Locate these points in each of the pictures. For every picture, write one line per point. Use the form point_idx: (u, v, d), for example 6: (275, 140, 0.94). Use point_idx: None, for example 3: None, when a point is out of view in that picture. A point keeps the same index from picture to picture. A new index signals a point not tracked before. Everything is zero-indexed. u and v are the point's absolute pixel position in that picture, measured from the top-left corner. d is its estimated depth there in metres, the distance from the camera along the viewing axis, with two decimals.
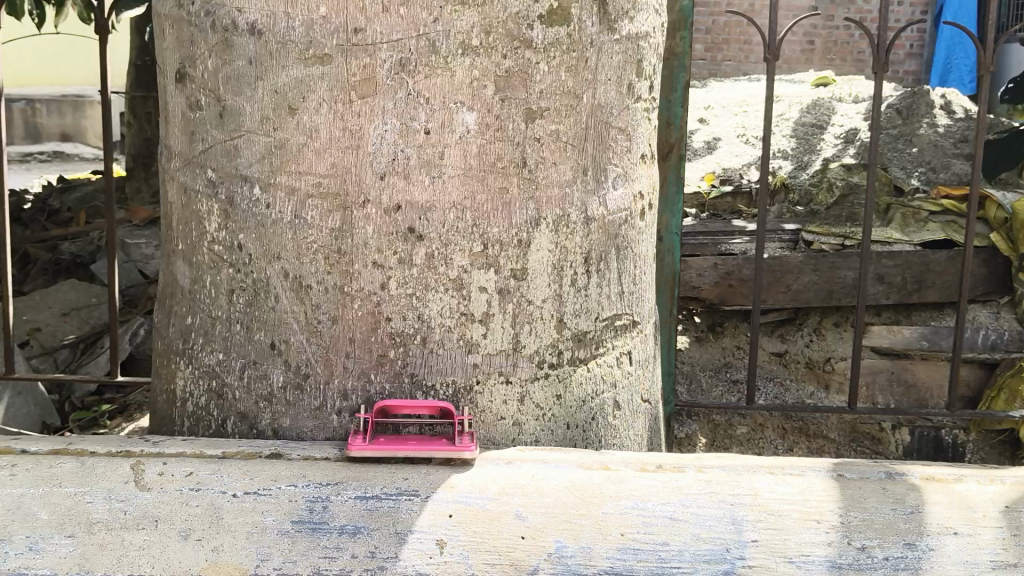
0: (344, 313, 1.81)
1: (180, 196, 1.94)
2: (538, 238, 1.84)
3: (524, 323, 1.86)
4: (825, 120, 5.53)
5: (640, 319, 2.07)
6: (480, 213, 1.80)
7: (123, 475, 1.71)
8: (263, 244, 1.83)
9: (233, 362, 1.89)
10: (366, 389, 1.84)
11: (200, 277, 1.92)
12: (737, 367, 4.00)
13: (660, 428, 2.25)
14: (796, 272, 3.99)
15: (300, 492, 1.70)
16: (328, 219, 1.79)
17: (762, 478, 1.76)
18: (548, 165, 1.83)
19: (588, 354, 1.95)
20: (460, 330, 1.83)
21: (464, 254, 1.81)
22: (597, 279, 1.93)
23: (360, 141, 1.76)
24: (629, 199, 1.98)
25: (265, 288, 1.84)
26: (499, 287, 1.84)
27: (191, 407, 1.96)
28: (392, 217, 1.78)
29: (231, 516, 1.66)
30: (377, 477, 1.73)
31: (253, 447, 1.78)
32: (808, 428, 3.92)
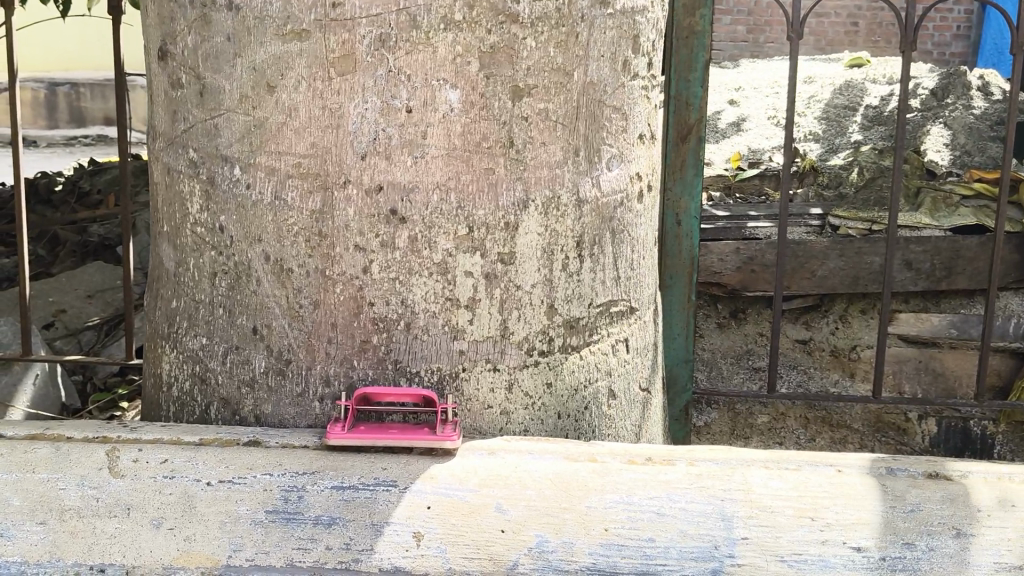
0: (325, 297, 1.76)
1: (164, 177, 1.90)
2: (526, 221, 1.77)
3: (512, 309, 1.80)
4: (857, 101, 5.39)
5: (637, 305, 2.00)
6: (464, 195, 1.74)
7: (97, 462, 1.68)
8: (244, 226, 1.78)
9: (216, 346, 1.85)
10: (348, 376, 1.79)
11: (183, 260, 1.88)
12: (760, 354, 3.91)
13: (661, 418, 2.18)
14: (822, 257, 3.87)
15: (275, 481, 1.65)
16: (309, 201, 1.74)
17: (756, 473, 1.68)
18: (536, 145, 1.76)
19: (581, 342, 1.88)
20: (445, 315, 1.77)
21: (449, 236, 1.75)
22: (590, 264, 1.86)
23: (340, 120, 1.71)
24: (625, 180, 1.90)
25: (247, 271, 1.79)
26: (485, 271, 1.77)
27: (176, 392, 1.93)
28: (374, 198, 1.73)
29: (204, 505, 1.62)
30: (355, 467, 1.67)
31: (232, 435, 1.74)
32: (831, 417, 3.82)
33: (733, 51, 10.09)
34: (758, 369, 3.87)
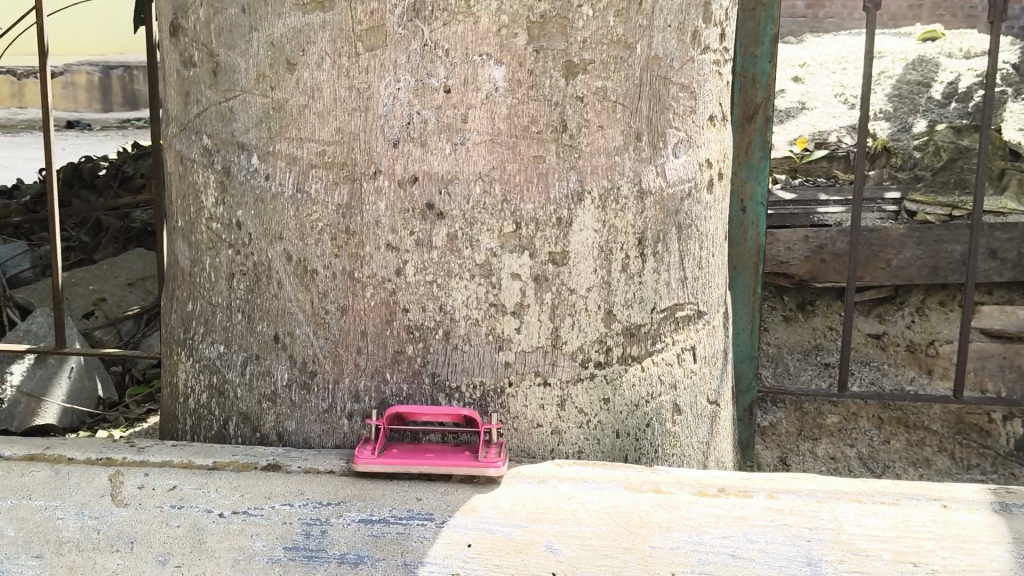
0: (354, 303, 1.56)
1: (177, 166, 1.72)
2: (580, 216, 1.55)
3: (564, 316, 1.58)
4: (931, 76, 5.05)
5: (705, 308, 1.78)
6: (510, 186, 1.53)
7: (99, 488, 1.51)
8: (263, 221, 1.59)
9: (234, 356, 1.66)
10: (380, 391, 1.58)
11: (199, 258, 1.69)
12: (829, 349, 3.62)
13: (731, 435, 1.95)
14: (898, 245, 3.60)
15: (296, 513, 1.46)
16: (335, 193, 1.54)
17: (848, 508, 1.45)
18: (592, 129, 1.53)
19: (642, 351, 1.66)
20: (489, 322, 1.56)
21: (494, 234, 1.54)
22: (653, 263, 1.64)
23: (369, 102, 1.51)
24: (694, 167, 1.68)
25: (267, 273, 1.60)
26: (535, 273, 1.56)
27: (192, 404, 1.74)
28: (408, 191, 1.52)
29: (215, 540, 1.43)
30: (387, 497, 1.47)
31: (250, 457, 1.56)
32: (907, 418, 3.54)
33: (793, 27, 9.70)
34: (828, 365, 3.57)
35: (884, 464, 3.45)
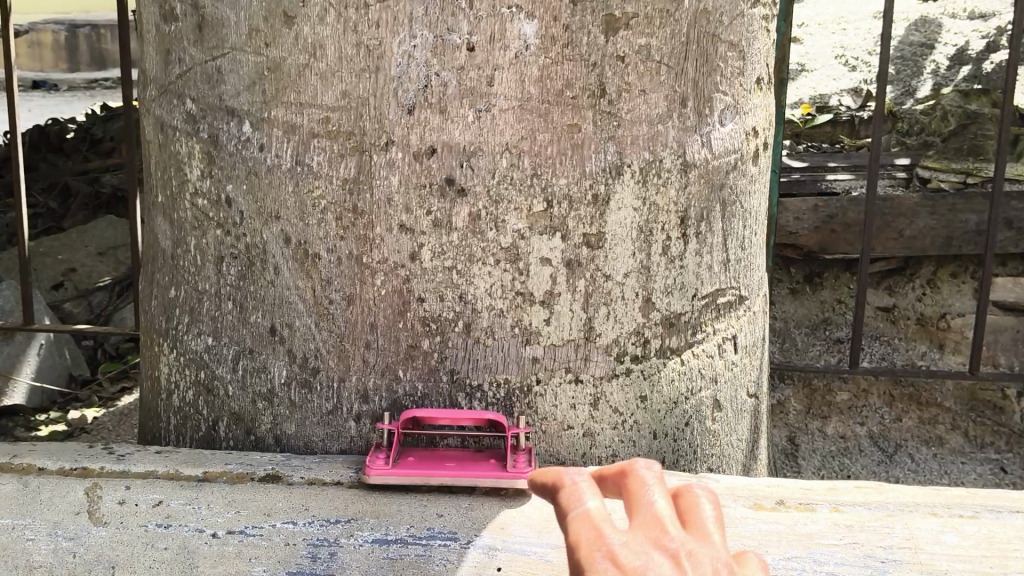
0: (362, 291, 1.38)
1: (157, 134, 1.52)
2: (619, 193, 1.37)
3: (599, 305, 1.41)
4: (934, 37, 4.71)
5: (747, 292, 1.60)
6: (541, 160, 1.34)
7: (73, 504, 1.33)
8: (256, 198, 1.40)
9: (224, 349, 1.48)
10: (392, 391, 1.41)
11: (182, 239, 1.50)
12: (838, 324, 3.42)
13: (766, 433, 1.77)
14: (910, 215, 3.37)
15: (300, 533, 1.29)
16: (340, 166, 1.35)
17: (924, 524, 1.29)
18: (634, 94, 1.35)
19: (682, 342, 1.48)
20: (516, 313, 1.39)
21: (522, 214, 1.35)
22: (695, 245, 1.46)
23: (380, 62, 1.32)
24: (740, 136, 1.49)
25: (261, 256, 1.41)
26: (567, 258, 1.38)
27: (176, 402, 1.56)
28: (425, 163, 1.34)
29: (208, 565, 1.26)
30: (403, 514, 1.30)
31: (245, 467, 1.39)
32: (919, 395, 3.32)
33: None
34: (838, 340, 3.37)
35: (895, 443, 3.21)
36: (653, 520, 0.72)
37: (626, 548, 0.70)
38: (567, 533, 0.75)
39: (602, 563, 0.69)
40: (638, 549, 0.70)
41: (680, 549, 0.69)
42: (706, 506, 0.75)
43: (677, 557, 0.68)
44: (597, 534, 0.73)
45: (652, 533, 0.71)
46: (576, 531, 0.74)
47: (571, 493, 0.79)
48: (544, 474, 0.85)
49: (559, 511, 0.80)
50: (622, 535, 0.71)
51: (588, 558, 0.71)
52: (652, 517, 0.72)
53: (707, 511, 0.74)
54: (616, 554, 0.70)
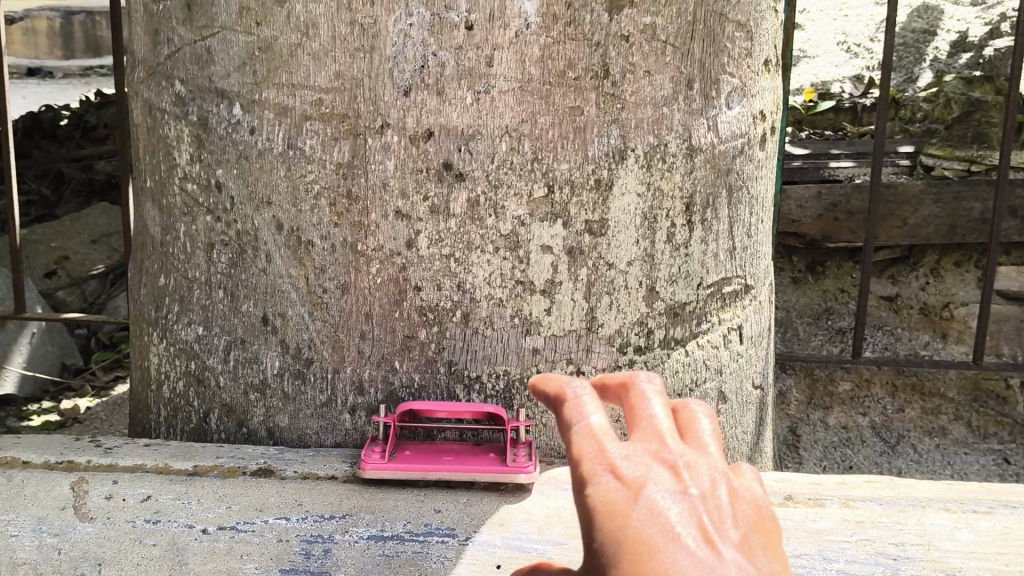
0: (357, 280, 1.33)
1: (145, 117, 1.47)
2: (622, 178, 1.33)
3: (601, 294, 1.36)
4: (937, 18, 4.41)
5: (753, 282, 1.55)
6: (542, 144, 1.30)
7: (59, 499, 1.29)
8: (247, 183, 1.35)
9: (215, 339, 1.43)
10: (388, 383, 1.36)
11: (171, 225, 1.45)
12: (841, 313, 3.35)
13: (771, 426, 1.72)
14: (915, 202, 3.32)
15: (293, 529, 1.24)
16: (334, 150, 1.31)
17: (937, 520, 1.25)
18: (638, 75, 1.30)
19: (687, 333, 1.44)
20: (516, 303, 1.34)
21: (522, 200, 1.31)
22: (701, 232, 1.41)
23: (375, 41, 1.27)
24: (747, 120, 1.44)
25: (253, 243, 1.37)
26: (569, 245, 1.33)
27: (166, 393, 1.51)
28: (422, 148, 1.29)
29: (198, 561, 1.21)
30: (400, 510, 1.26)
31: (236, 461, 1.35)
32: (922, 384, 3.26)
33: None
34: (840, 329, 3.29)
35: (897, 434, 3.13)
36: (660, 434, 0.71)
37: (628, 461, 0.69)
38: (564, 441, 0.73)
39: (604, 474, 0.68)
40: (638, 461, 0.68)
41: (681, 460, 0.68)
42: (711, 421, 0.74)
43: (685, 468, 0.67)
44: (599, 443, 0.71)
45: (657, 447, 0.70)
46: (577, 440, 0.71)
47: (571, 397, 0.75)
48: (536, 376, 0.81)
49: (557, 419, 0.76)
50: (625, 445, 0.69)
51: (588, 469, 0.69)
52: (652, 431, 0.71)
53: (702, 426, 0.72)
54: (618, 464, 0.68)
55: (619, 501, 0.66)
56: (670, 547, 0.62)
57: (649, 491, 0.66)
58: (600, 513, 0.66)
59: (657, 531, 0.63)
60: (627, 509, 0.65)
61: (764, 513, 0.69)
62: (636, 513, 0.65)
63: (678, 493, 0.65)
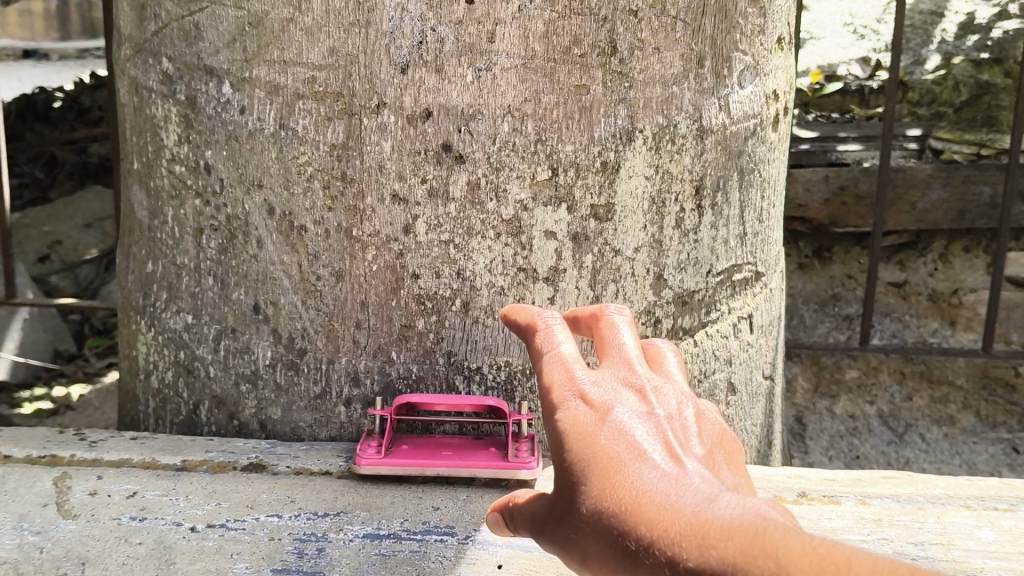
0: (352, 267, 1.28)
1: (131, 97, 1.41)
2: (630, 161, 1.27)
3: (607, 282, 1.30)
4: None
5: (765, 269, 1.49)
6: (546, 124, 1.24)
7: (40, 496, 1.23)
8: (237, 165, 1.30)
9: (205, 329, 1.37)
10: (385, 374, 1.32)
11: (159, 209, 1.39)
12: (848, 299, 3.27)
13: (781, 418, 1.67)
14: (923, 186, 3.16)
15: (286, 527, 1.18)
16: (327, 131, 1.25)
17: (958, 520, 1.20)
18: (648, 52, 1.24)
19: (695, 322, 1.39)
20: (518, 291, 1.29)
21: (524, 183, 1.25)
22: (711, 217, 1.35)
23: (370, 16, 1.21)
24: (761, 99, 1.38)
25: (243, 228, 1.31)
26: (573, 231, 1.27)
27: (155, 384, 1.45)
28: (419, 128, 1.23)
29: (186, 561, 1.13)
30: (397, 507, 1.22)
31: (227, 455, 1.29)
32: (931, 372, 3.10)
33: None
34: (847, 317, 3.21)
35: (905, 423, 3.00)
36: (618, 366, 0.91)
37: (595, 387, 0.87)
38: (542, 372, 0.92)
39: (575, 399, 0.86)
40: (608, 386, 0.88)
41: (647, 385, 0.88)
42: (660, 360, 0.95)
43: (642, 392, 0.87)
44: (570, 373, 0.89)
45: (619, 375, 0.89)
46: (551, 370, 0.91)
47: (545, 334, 0.96)
48: (520, 314, 1.02)
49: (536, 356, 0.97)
50: (594, 373, 0.89)
51: (564, 395, 0.87)
52: (622, 362, 0.91)
53: (667, 362, 0.95)
54: (590, 390, 0.87)
55: (588, 420, 0.84)
56: (637, 458, 0.77)
57: (611, 408, 0.85)
58: (571, 428, 0.83)
59: (622, 444, 0.80)
60: (593, 421, 0.83)
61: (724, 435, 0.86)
62: (606, 430, 0.82)
63: (634, 409, 0.84)
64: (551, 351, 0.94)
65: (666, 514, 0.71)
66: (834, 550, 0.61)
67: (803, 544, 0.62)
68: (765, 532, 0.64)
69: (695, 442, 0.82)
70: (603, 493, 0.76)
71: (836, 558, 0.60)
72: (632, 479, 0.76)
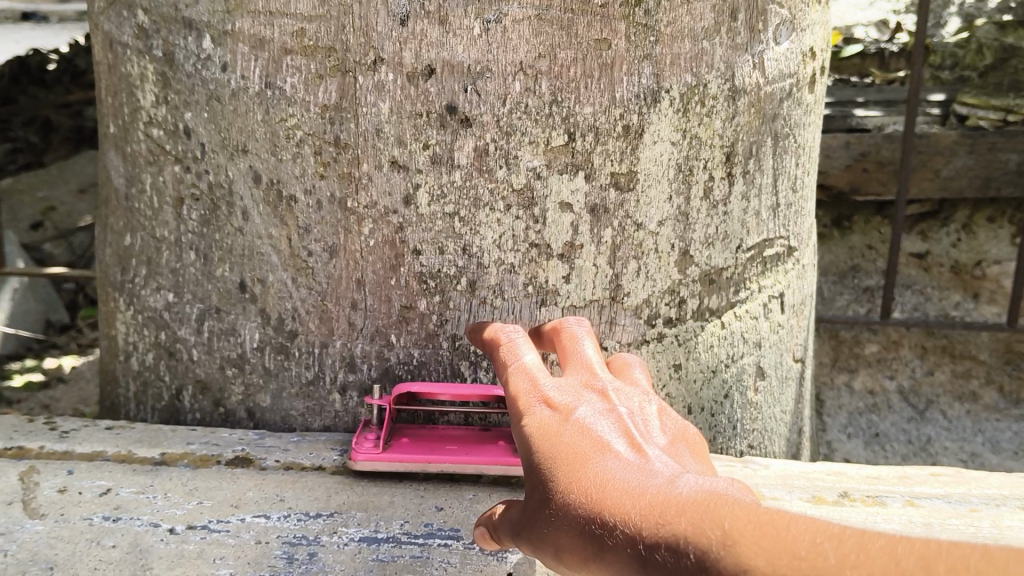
0: (347, 242, 1.16)
1: (106, 53, 1.28)
2: (654, 124, 1.14)
3: (628, 259, 1.19)
4: None
5: (797, 243, 1.37)
6: (562, 83, 1.11)
7: (5, 493, 1.12)
8: (220, 128, 1.17)
9: (187, 308, 1.26)
10: (384, 360, 1.21)
11: (137, 177, 1.27)
12: (868, 272, 2.96)
13: (810, 404, 1.55)
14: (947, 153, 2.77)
15: (274, 529, 1.07)
16: (319, 90, 1.12)
17: (1016, 524, 1.07)
18: (676, 2, 1.11)
19: (722, 303, 1.27)
20: (529, 270, 1.17)
21: (537, 149, 1.13)
22: (742, 186, 1.23)
23: None
24: (797, 57, 1.25)
25: (228, 197, 1.19)
26: (591, 203, 1.15)
27: (135, 366, 1.33)
28: (422, 87, 1.10)
29: (164, 566, 1.02)
30: (396, 507, 1.11)
31: (210, 448, 1.19)
32: (954, 347, 2.75)
33: None
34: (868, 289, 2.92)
35: (927, 400, 2.69)
36: (581, 372, 0.99)
37: (558, 395, 0.94)
38: (508, 383, 1.00)
39: (540, 405, 0.94)
40: (571, 391, 0.95)
41: (607, 389, 0.95)
42: (625, 367, 1.03)
43: (603, 392, 0.94)
44: (534, 383, 0.97)
45: (582, 381, 0.97)
46: (516, 382, 0.98)
47: (507, 348, 1.04)
48: (483, 330, 1.11)
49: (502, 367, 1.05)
50: (555, 382, 0.96)
51: (530, 402, 0.95)
52: (584, 367, 0.99)
53: (636, 371, 1.03)
54: (552, 395, 0.95)
55: (552, 422, 0.90)
56: (600, 453, 0.83)
57: (575, 411, 0.91)
58: (538, 430, 0.90)
59: (585, 441, 0.86)
60: (557, 425, 0.90)
61: (690, 434, 0.92)
62: (569, 428, 0.88)
63: (594, 409, 0.90)
64: (515, 361, 1.02)
65: (626, 500, 0.75)
66: (776, 513, 0.62)
67: (748, 510, 0.63)
68: (712, 504, 0.66)
69: (655, 435, 0.87)
70: (571, 488, 0.81)
71: (777, 520, 0.61)
72: (596, 472, 0.81)
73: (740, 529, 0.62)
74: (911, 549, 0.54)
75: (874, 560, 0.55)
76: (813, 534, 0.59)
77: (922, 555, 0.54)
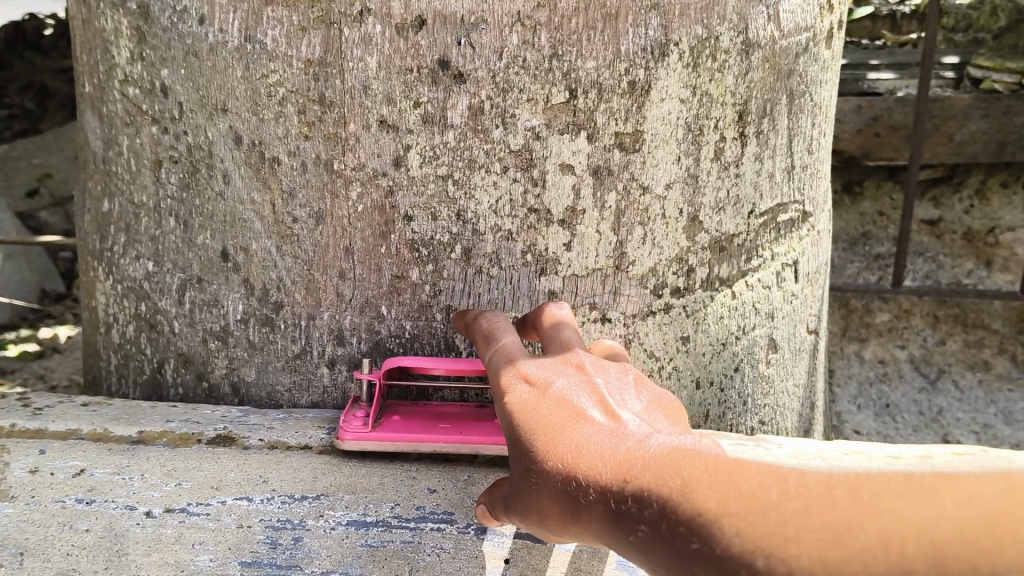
0: (334, 207, 1.09)
1: (80, 6, 1.20)
2: (661, 79, 1.06)
3: (633, 226, 1.11)
4: None
5: (812, 208, 1.30)
6: (563, 36, 1.03)
7: None
8: (198, 85, 1.10)
9: (168, 278, 1.19)
10: (375, 332, 1.15)
11: (114, 138, 1.19)
12: (879, 239, 2.87)
13: (823, 376, 1.49)
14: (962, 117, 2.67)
15: (256, 512, 1.01)
16: (302, 44, 1.04)
17: None
18: None
19: (733, 271, 1.20)
20: (529, 237, 1.10)
21: (536, 107, 1.05)
22: (755, 147, 1.15)
23: None
24: (814, 9, 1.17)
25: (208, 158, 1.12)
26: (594, 165, 1.08)
27: (115, 338, 1.26)
28: (412, 41, 1.02)
29: (140, 552, 0.96)
30: (387, 489, 1.04)
31: (190, 425, 1.12)
32: (966, 316, 2.68)
33: None
34: (878, 256, 2.83)
35: (938, 369, 2.61)
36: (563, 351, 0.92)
37: (538, 368, 0.88)
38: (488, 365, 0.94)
39: (519, 379, 0.87)
40: (551, 365, 0.88)
41: (587, 360, 0.88)
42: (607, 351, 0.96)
43: (582, 364, 0.87)
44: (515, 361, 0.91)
45: (563, 355, 0.91)
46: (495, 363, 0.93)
47: (483, 336, 1.01)
48: (464, 317, 1.07)
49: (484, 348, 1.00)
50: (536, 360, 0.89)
51: (510, 377, 0.88)
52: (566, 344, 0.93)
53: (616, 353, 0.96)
54: (531, 369, 0.88)
55: (532, 395, 0.84)
56: (577, 421, 0.78)
57: (553, 383, 0.85)
58: (516, 402, 0.84)
59: (562, 410, 0.80)
60: (535, 399, 0.84)
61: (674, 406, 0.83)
62: (549, 398, 0.83)
63: (571, 381, 0.84)
64: (495, 344, 0.97)
65: (600, 461, 0.71)
66: (731, 459, 0.61)
67: (708, 459, 0.63)
68: (677, 457, 0.65)
69: (634, 400, 0.81)
70: (546, 454, 0.76)
71: (731, 465, 0.61)
72: (570, 437, 0.76)
73: (697, 476, 0.61)
74: (845, 480, 0.55)
75: (810, 493, 0.55)
76: (761, 474, 0.58)
77: (854, 486, 0.54)
